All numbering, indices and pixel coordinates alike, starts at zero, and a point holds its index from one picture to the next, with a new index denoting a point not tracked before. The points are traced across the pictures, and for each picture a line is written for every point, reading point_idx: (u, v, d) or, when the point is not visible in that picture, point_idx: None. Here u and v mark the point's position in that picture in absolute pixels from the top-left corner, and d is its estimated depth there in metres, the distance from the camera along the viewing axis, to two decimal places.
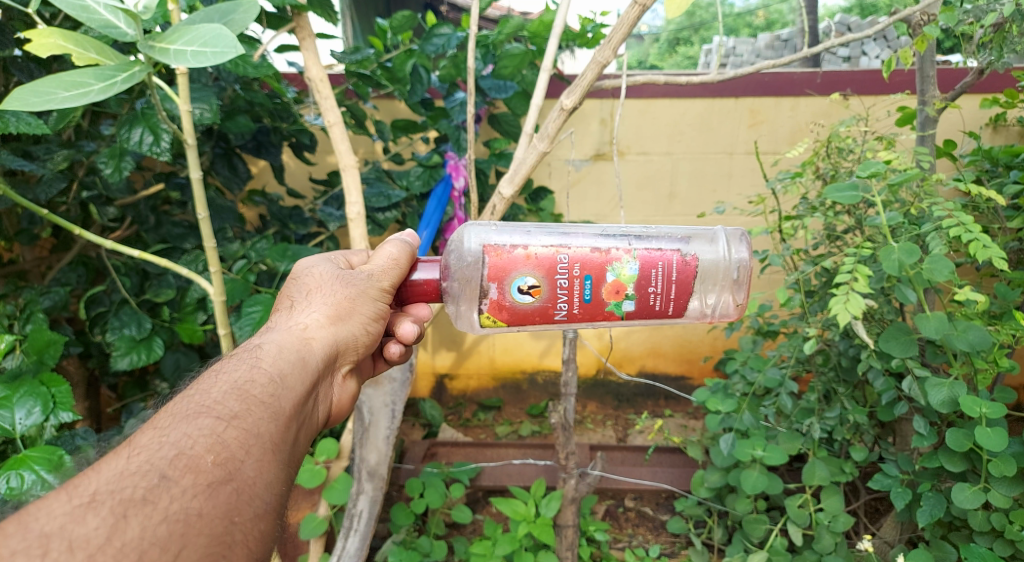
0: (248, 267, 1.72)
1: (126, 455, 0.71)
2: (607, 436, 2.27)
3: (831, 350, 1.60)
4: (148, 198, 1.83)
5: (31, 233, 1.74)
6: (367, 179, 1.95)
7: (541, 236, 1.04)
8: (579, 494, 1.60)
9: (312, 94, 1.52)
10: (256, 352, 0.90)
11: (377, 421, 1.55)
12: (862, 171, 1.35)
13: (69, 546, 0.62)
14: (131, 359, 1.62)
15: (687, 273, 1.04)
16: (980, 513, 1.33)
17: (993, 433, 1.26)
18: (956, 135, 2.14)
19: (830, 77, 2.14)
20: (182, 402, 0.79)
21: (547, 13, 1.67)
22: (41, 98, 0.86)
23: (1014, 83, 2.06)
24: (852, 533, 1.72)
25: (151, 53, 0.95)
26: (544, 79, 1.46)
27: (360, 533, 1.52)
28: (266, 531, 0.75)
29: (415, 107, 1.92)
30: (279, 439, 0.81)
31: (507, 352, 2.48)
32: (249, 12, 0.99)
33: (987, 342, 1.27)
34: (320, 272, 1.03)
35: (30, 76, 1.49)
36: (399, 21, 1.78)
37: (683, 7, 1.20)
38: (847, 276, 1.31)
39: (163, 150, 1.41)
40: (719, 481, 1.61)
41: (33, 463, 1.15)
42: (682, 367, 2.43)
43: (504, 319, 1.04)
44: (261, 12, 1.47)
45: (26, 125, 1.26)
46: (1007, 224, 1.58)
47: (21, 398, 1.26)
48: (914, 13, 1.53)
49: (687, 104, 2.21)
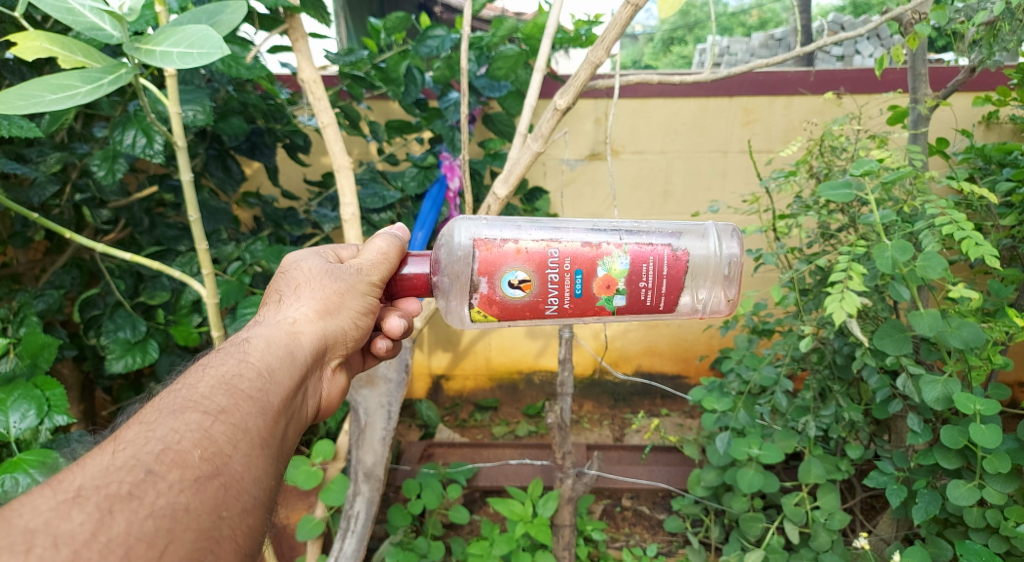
0: (244, 269, 1.71)
1: (111, 450, 0.71)
2: (603, 436, 2.27)
3: (826, 347, 1.61)
4: (141, 200, 1.82)
5: (24, 236, 1.73)
6: (362, 181, 1.96)
7: (533, 230, 1.04)
8: (576, 494, 1.60)
9: (305, 95, 1.51)
10: (244, 346, 0.90)
11: (373, 422, 1.55)
12: (855, 169, 1.36)
13: (54, 543, 0.61)
14: (126, 362, 1.61)
15: (678, 268, 1.04)
16: (975, 509, 1.34)
17: (987, 430, 1.26)
18: (948, 134, 2.15)
19: (824, 76, 2.14)
20: (169, 397, 0.79)
21: (542, 14, 1.67)
22: (26, 101, 0.86)
23: (1005, 80, 2.07)
24: (848, 531, 1.73)
25: (138, 55, 0.95)
26: (538, 78, 1.45)
27: (356, 534, 1.52)
28: (254, 527, 0.74)
29: (410, 107, 1.92)
30: (267, 434, 0.81)
31: (503, 352, 2.47)
32: (236, 13, 0.99)
33: (981, 339, 1.27)
34: (308, 266, 1.02)
35: (22, 78, 1.48)
36: (393, 23, 1.80)
37: (676, 5, 1.20)
38: (840, 275, 1.31)
39: (156, 152, 1.40)
40: (716, 480, 1.60)
41: (27, 467, 1.14)
42: (678, 366, 2.44)
43: (495, 313, 1.04)
44: (255, 14, 1.47)
45: (19, 128, 1.26)
46: (1000, 221, 1.58)
47: (15, 402, 1.25)
48: (906, 12, 1.54)
49: (681, 103, 2.21)
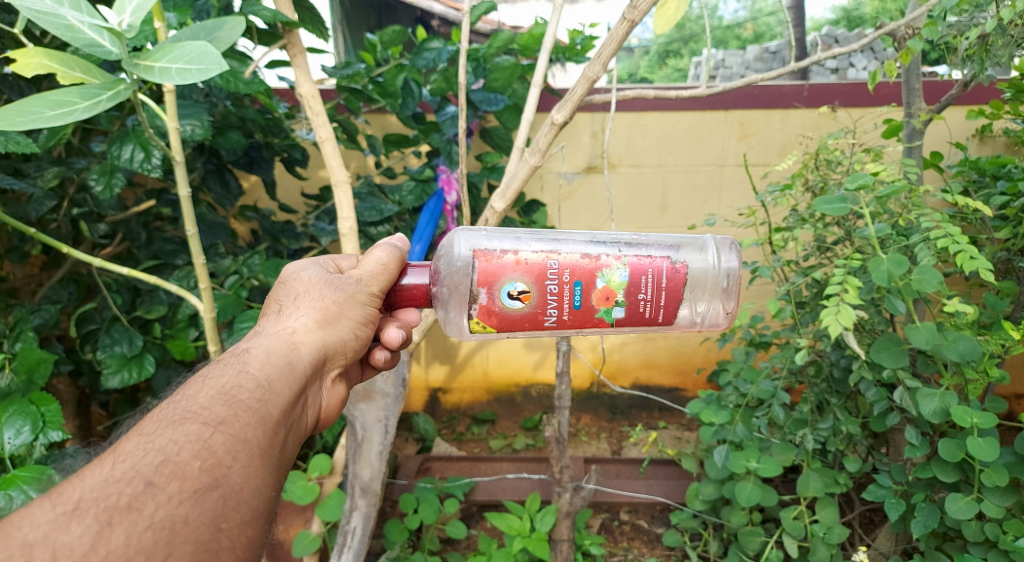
0: (240, 283, 1.70)
1: (111, 462, 0.71)
2: (602, 449, 2.27)
3: (824, 360, 1.60)
4: (139, 214, 1.82)
5: (21, 251, 1.72)
6: (359, 195, 1.97)
7: (532, 241, 1.04)
8: (574, 508, 1.55)
9: (303, 110, 1.50)
10: (244, 357, 0.90)
11: (370, 437, 1.54)
12: (850, 183, 1.36)
13: (53, 555, 0.61)
14: (122, 377, 1.60)
15: (676, 280, 1.04)
16: (974, 522, 1.33)
17: (985, 443, 1.26)
18: (942, 147, 2.17)
19: (817, 90, 2.17)
20: (168, 409, 0.79)
21: (537, 26, 1.70)
22: (26, 117, 0.86)
23: (998, 94, 2.09)
24: (847, 545, 1.72)
25: (137, 71, 0.95)
26: (535, 93, 1.45)
27: (353, 550, 1.51)
28: (254, 538, 0.74)
29: (407, 121, 1.91)
30: (267, 445, 0.81)
31: (501, 364, 2.48)
32: (235, 28, 1.00)
33: (977, 352, 1.27)
34: (308, 276, 1.03)
35: (20, 94, 1.48)
36: (390, 37, 1.81)
37: (672, 20, 1.22)
38: (836, 288, 1.31)
39: (154, 167, 1.40)
40: (714, 494, 1.59)
41: (22, 484, 1.14)
42: (676, 379, 2.44)
43: (494, 324, 1.03)
44: (253, 29, 1.48)
45: (16, 145, 1.25)
46: (994, 234, 1.60)
47: (10, 418, 1.24)
48: (899, 28, 1.57)
49: (677, 116, 2.23)
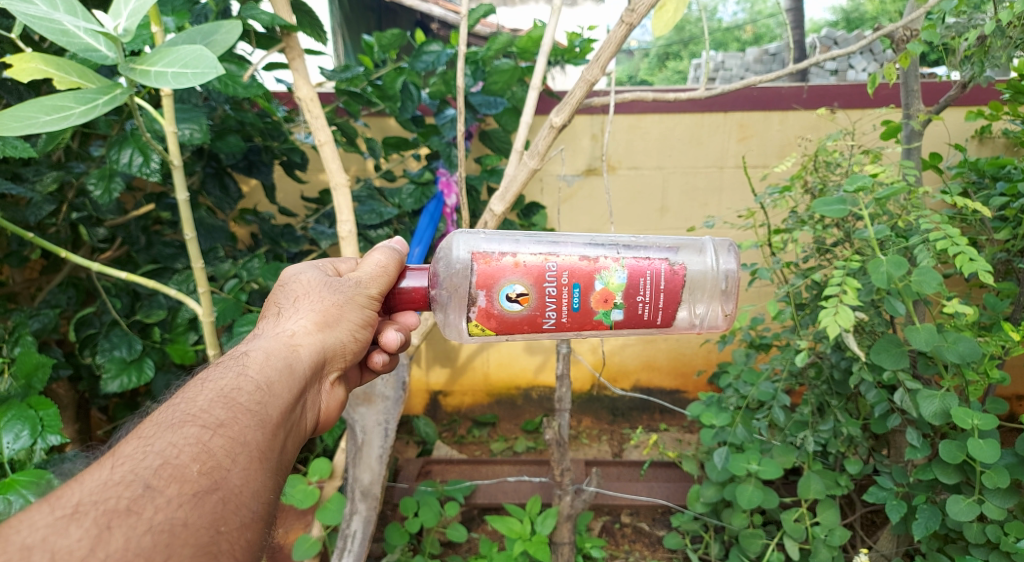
0: (240, 286, 1.69)
1: (110, 465, 0.70)
2: (602, 451, 2.27)
3: (824, 362, 1.59)
4: (138, 218, 1.83)
5: (20, 255, 1.72)
6: (359, 197, 1.97)
7: (531, 243, 1.04)
8: (575, 511, 1.56)
9: (301, 113, 1.50)
10: (243, 359, 0.90)
11: (370, 440, 1.53)
12: (849, 185, 1.35)
13: (51, 557, 0.61)
14: (121, 382, 1.59)
15: (675, 282, 1.04)
16: (975, 524, 1.33)
17: (986, 445, 1.25)
18: (941, 148, 2.18)
19: (816, 92, 2.17)
20: (167, 412, 0.79)
21: (536, 29, 1.71)
22: (21, 122, 0.86)
23: (997, 95, 2.09)
24: (849, 546, 1.72)
25: (133, 76, 0.95)
26: (534, 96, 1.44)
27: (353, 553, 1.51)
28: (253, 541, 0.74)
29: (406, 124, 1.91)
30: (266, 447, 0.80)
31: (501, 367, 2.47)
32: (231, 33, 1.00)
33: (977, 353, 1.27)
34: (307, 278, 1.03)
35: (18, 98, 1.48)
36: (388, 40, 1.81)
37: (671, 23, 1.22)
38: (835, 289, 1.31)
39: (153, 171, 1.40)
40: (715, 496, 1.59)
41: (20, 488, 1.13)
42: (676, 381, 2.44)
43: (492, 327, 1.03)
44: (252, 33, 1.48)
45: (13, 149, 1.24)
46: (994, 235, 1.60)
47: (8, 422, 1.24)
48: (896, 30, 1.56)
49: (676, 118, 2.23)
